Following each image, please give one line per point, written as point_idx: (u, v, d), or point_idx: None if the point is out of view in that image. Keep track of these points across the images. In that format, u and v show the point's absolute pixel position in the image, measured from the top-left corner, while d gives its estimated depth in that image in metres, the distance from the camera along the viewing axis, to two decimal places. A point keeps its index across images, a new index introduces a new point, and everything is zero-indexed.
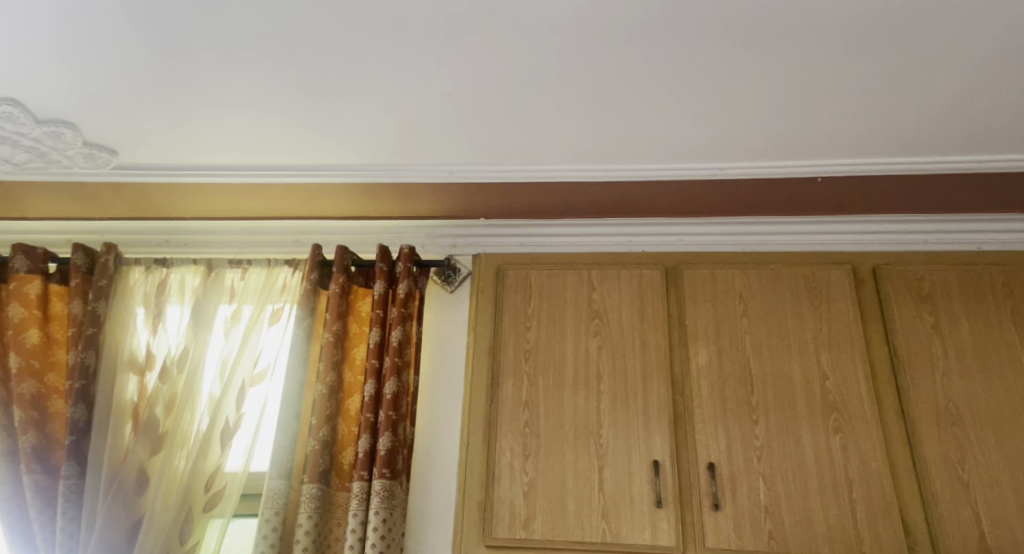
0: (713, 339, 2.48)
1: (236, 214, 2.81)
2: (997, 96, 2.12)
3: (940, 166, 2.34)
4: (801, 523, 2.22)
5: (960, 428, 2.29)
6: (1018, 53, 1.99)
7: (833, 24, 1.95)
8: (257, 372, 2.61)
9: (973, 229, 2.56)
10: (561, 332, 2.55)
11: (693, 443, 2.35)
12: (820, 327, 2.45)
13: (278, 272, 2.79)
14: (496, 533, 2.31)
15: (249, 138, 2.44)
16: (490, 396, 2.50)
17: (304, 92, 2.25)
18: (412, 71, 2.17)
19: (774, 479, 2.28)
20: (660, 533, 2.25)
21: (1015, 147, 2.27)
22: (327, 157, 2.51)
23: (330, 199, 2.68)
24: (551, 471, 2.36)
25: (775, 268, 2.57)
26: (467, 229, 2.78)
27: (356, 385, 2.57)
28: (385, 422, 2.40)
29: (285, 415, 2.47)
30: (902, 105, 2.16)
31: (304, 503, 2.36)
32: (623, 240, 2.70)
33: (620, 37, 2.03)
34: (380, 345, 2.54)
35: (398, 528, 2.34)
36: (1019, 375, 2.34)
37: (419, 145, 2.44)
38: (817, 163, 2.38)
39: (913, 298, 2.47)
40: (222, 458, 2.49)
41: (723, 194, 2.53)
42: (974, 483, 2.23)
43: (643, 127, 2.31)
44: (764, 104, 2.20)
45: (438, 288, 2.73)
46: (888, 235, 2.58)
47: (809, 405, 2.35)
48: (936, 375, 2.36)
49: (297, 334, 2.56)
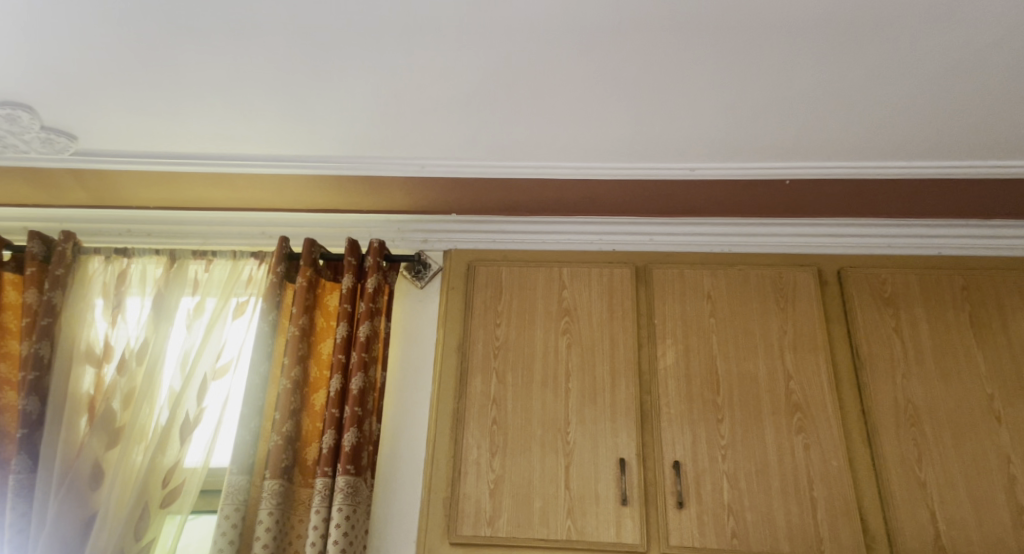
0: (680, 339, 2.50)
1: (202, 204, 2.75)
2: (963, 102, 2.16)
3: (905, 171, 2.38)
4: (763, 522, 2.25)
5: (919, 428, 2.34)
6: (980, 62, 2.04)
7: (806, 26, 1.97)
8: (220, 366, 2.57)
9: (936, 234, 2.61)
10: (530, 329, 2.55)
11: (659, 442, 2.36)
12: (785, 328, 2.49)
13: (243, 265, 2.74)
14: (462, 531, 2.30)
15: (215, 126, 2.39)
16: (458, 392, 2.49)
17: (272, 80, 2.22)
18: (383, 62, 2.15)
19: (737, 477, 2.30)
20: (625, 530, 2.27)
21: (976, 154, 2.33)
22: (297, 148, 2.47)
23: (299, 191, 2.65)
24: (518, 468, 2.36)
25: (743, 268, 2.60)
26: (438, 225, 2.76)
27: (321, 380, 2.54)
28: (350, 418, 2.38)
29: (247, 410, 2.43)
30: (871, 109, 2.20)
31: (265, 499, 2.33)
32: (594, 238, 2.71)
33: (594, 34, 2.03)
34: (348, 339, 2.52)
35: (361, 525, 2.32)
36: (976, 379, 2.39)
37: (391, 138, 2.41)
38: (787, 166, 2.41)
39: (876, 300, 2.52)
40: (181, 453, 2.44)
41: (695, 195, 2.56)
42: (931, 484, 2.28)
43: (614, 126, 2.32)
44: (737, 105, 2.22)
45: (408, 284, 2.72)
46: (853, 238, 2.63)
47: (773, 405, 2.38)
48: (897, 377, 2.41)
49: (262, 328, 2.52)
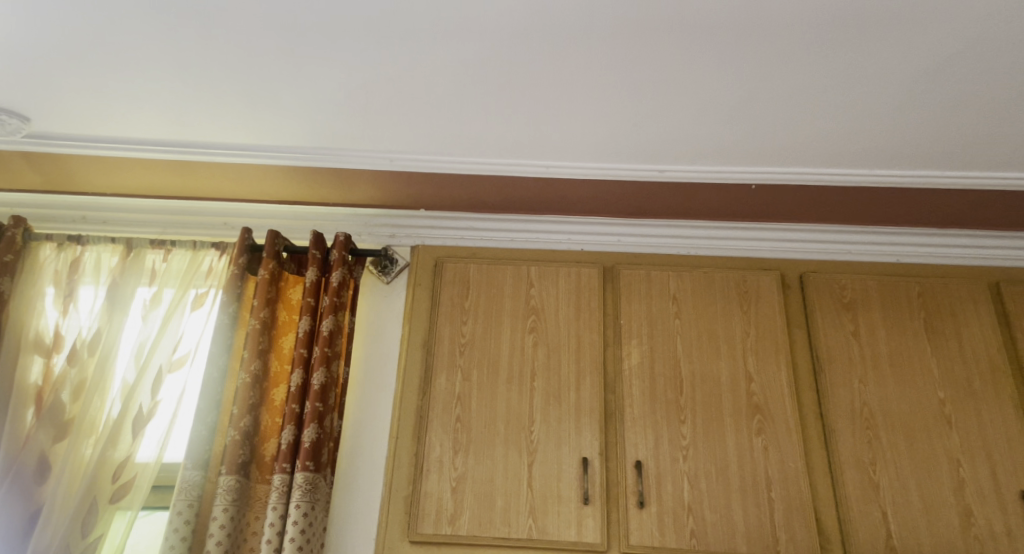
0: (645, 339, 2.52)
1: (161, 192, 2.68)
2: (925, 113, 2.21)
3: (867, 179, 2.44)
4: (721, 522, 2.27)
5: (874, 432, 2.39)
6: (940, 74, 2.09)
7: (774, 32, 2.00)
8: (177, 358, 2.50)
9: (896, 242, 2.67)
10: (496, 327, 2.54)
11: (622, 441, 2.38)
12: (748, 331, 2.52)
13: (203, 256, 2.68)
14: (421, 529, 2.28)
15: (177, 113, 2.34)
16: (422, 390, 2.47)
17: (237, 67, 2.17)
18: (352, 53, 2.12)
19: (697, 478, 2.33)
20: (586, 530, 2.27)
21: (935, 164, 2.39)
22: (263, 137, 2.42)
23: (264, 182, 2.60)
24: (480, 466, 2.35)
25: (708, 271, 2.63)
26: (406, 220, 2.74)
27: (282, 375, 2.50)
28: (311, 414, 2.34)
29: (203, 404, 2.38)
30: (837, 116, 2.24)
31: (220, 495, 2.28)
32: (563, 238, 2.71)
33: (565, 32, 2.03)
34: (310, 334, 2.48)
35: (319, 522, 2.28)
36: (929, 384, 2.45)
37: (359, 130, 2.38)
38: (754, 170, 2.44)
39: (836, 305, 2.57)
40: (133, 447, 2.37)
41: (663, 196, 2.58)
42: (884, 486, 2.32)
43: (584, 125, 2.33)
44: (706, 108, 2.24)
45: (374, 279, 2.69)
46: (816, 244, 2.68)
47: (734, 406, 2.41)
48: (854, 381, 2.45)
49: (222, 321, 2.46)
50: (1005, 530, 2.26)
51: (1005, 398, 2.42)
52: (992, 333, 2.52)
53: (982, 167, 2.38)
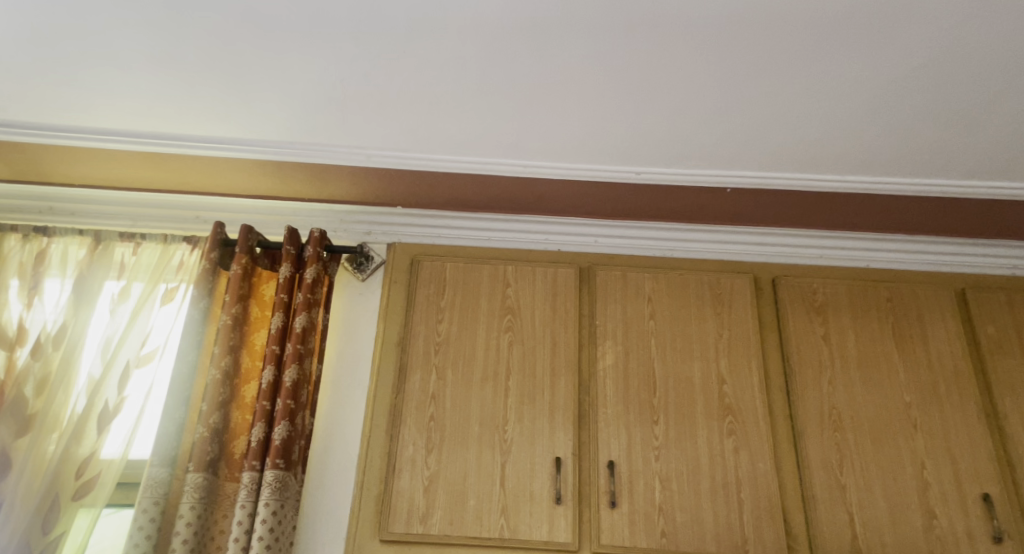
0: (620, 340, 2.53)
1: (131, 185, 2.63)
2: (896, 121, 2.25)
3: (840, 185, 2.48)
4: (691, 522, 2.29)
5: (842, 434, 2.42)
6: (911, 82, 2.13)
7: (751, 38, 2.03)
8: (145, 353, 2.47)
9: (867, 248, 2.71)
10: (472, 326, 2.54)
11: (595, 441, 2.39)
12: (721, 334, 2.54)
13: (174, 250, 2.64)
14: (392, 528, 2.27)
15: (150, 104, 2.30)
16: (396, 388, 2.46)
17: (213, 59, 2.14)
18: (330, 47, 2.10)
19: (669, 478, 2.34)
20: (557, 529, 2.27)
21: (905, 171, 2.43)
22: (238, 131, 2.39)
23: (238, 176, 2.56)
24: (453, 465, 2.35)
25: (683, 273, 2.65)
26: (383, 217, 2.72)
27: (253, 371, 2.47)
28: (282, 411, 2.32)
29: (172, 400, 2.34)
30: (811, 122, 2.27)
31: (187, 493, 2.25)
32: (540, 238, 2.72)
33: (545, 32, 2.04)
34: (283, 330, 2.46)
35: (288, 521, 2.26)
36: (896, 387, 2.49)
37: (336, 126, 2.37)
38: (729, 174, 2.47)
39: (807, 308, 2.60)
40: (98, 443, 2.33)
41: (640, 198, 2.59)
42: (851, 488, 2.35)
43: (562, 126, 2.34)
44: (683, 111, 2.26)
45: (349, 276, 2.67)
46: (789, 249, 2.71)
47: (706, 407, 2.44)
48: (824, 384, 2.49)
49: (193, 316, 2.43)
50: (967, 532, 2.29)
51: (969, 402, 2.47)
52: (956, 339, 2.56)
53: (950, 175, 2.43)
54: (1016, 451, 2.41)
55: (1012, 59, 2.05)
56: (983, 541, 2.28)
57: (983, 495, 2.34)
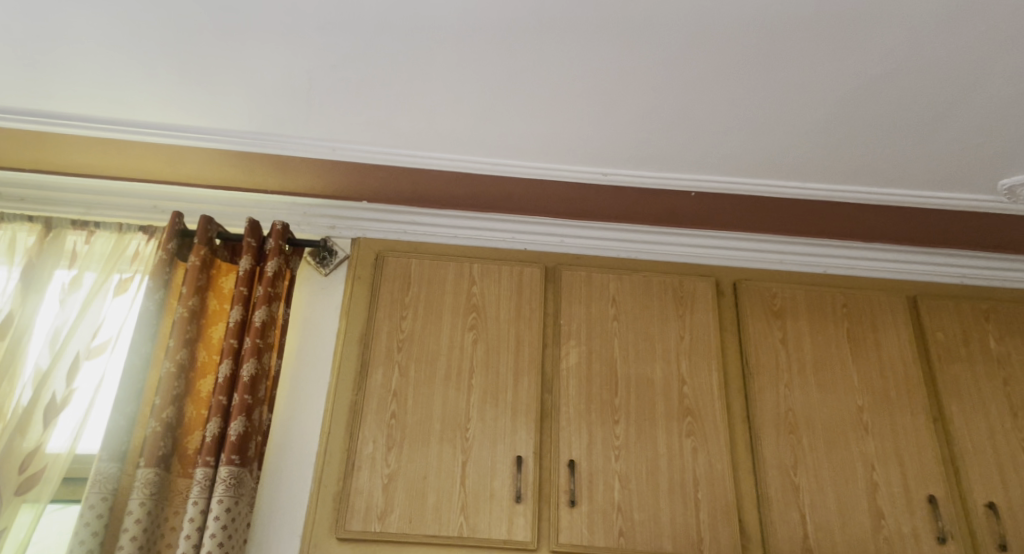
0: (584, 340, 2.54)
1: (86, 172, 2.56)
2: (856, 130, 2.30)
3: (801, 191, 2.52)
4: (648, 521, 2.31)
5: (797, 436, 2.47)
6: (872, 93, 2.18)
7: (718, 44, 2.05)
8: (96, 345, 2.40)
9: (827, 254, 2.77)
10: (436, 323, 2.53)
11: (556, 440, 2.39)
12: (683, 335, 2.58)
13: (128, 240, 2.57)
14: (350, 526, 2.24)
15: (108, 87, 2.23)
16: (358, 384, 2.44)
17: (175, 43, 2.09)
18: (296, 37, 2.07)
19: (628, 478, 2.36)
20: (516, 528, 2.27)
21: (864, 180, 2.49)
22: (199, 119, 2.34)
23: (199, 166, 2.51)
24: (413, 464, 2.33)
25: (646, 275, 2.68)
26: (347, 212, 2.68)
27: (210, 365, 2.42)
28: (239, 406, 2.28)
29: (123, 393, 2.28)
30: (774, 129, 2.31)
31: (137, 489, 2.19)
32: (506, 237, 2.72)
33: (514, 30, 2.03)
34: (241, 324, 2.41)
35: (243, 518, 2.22)
36: (850, 391, 2.54)
37: (302, 117, 2.33)
38: (694, 177, 2.50)
39: (767, 312, 2.64)
40: (44, 437, 2.25)
41: (606, 199, 2.60)
42: (804, 489, 2.39)
43: (531, 125, 2.33)
44: (650, 114, 2.28)
45: (312, 270, 2.64)
46: (751, 253, 2.76)
47: (666, 408, 2.46)
48: (780, 387, 2.53)
49: (148, 308, 2.37)
50: (912, 532, 2.36)
51: (919, 406, 2.54)
52: (907, 344, 2.63)
53: (907, 185, 2.50)
54: (961, 454, 2.48)
55: (969, 72, 2.11)
56: (927, 541, 2.35)
57: (928, 496, 2.40)
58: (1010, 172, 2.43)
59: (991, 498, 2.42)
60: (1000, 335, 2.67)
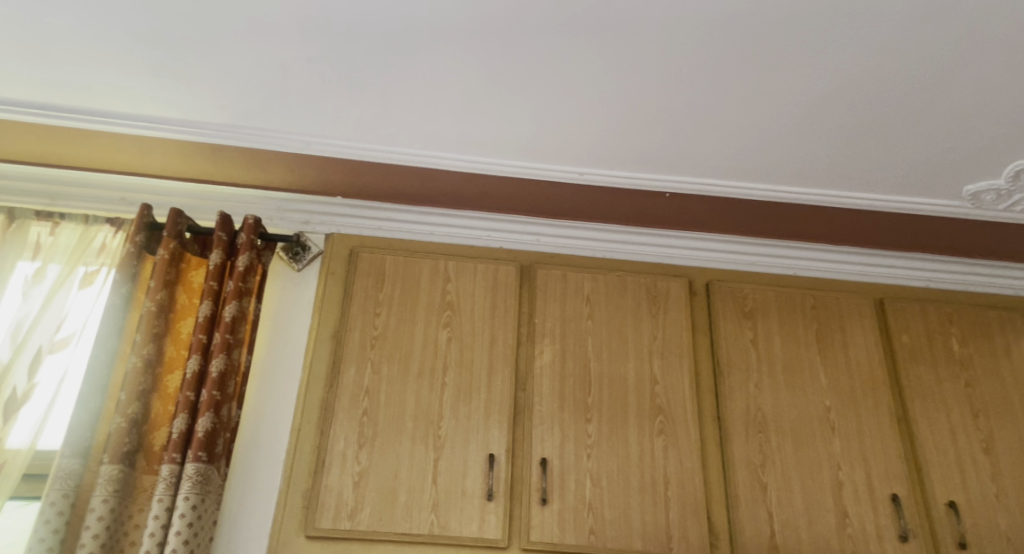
0: (558, 339, 2.55)
1: (50, 161, 2.50)
2: (828, 134, 2.34)
3: (773, 194, 2.56)
4: (619, 519, 2.32)
5: (765, 435, 2.50)
6: (843, 98, 2.21)
7: (693, 47, 2.06)
8: (60, 339, 2.35)
9: (798, 256, 2.80)
10: (410, 320, 2.51)
11: (529, 438, 2.40)
12: (655, 335, 2.60)
13: (95, 231, 2.52)
14: (319, 524, 2.22)
15: (75, 75, 2.19)
16: (329, 381, 2.42)
17: (146, 32, 2.05)
18: (270, 29, 2.04)
19: (600, 476, 2.37)
20: (487, 526, 2.27)
21: (834, 184, 2.53)
22: (169, 110, 2.30)
23: (169, 158, 2.46)
24: (385, 461, 2.32)
25: (621, 275, 2.69)
26: (321, 207, 2.66)
27: (178, 360, 2.38)
28: (207, 402, 2.25)
29: (87, 389, 2.23)
30: (747, 132, 2.33)
31: (100, 485, 2.15)
32: (481, 235, 2.71)
33: (491, 27, 2.03)
34: (211, 319, 2.38)
35: (209, 516, 2.19)
36: (817, 391, 2.58)
37: (275, 111, 2.30)
38: (668, 178, 2.52)
39: (738, 313, 2.67)
40: (3, 432, 2.20)
41: (582, 199, 2.61)
42: (771, 487, 2.42)
43: (507, 122, 2.33)
44: (626, 114, 2.29)
45: (284, 265, 2.62)
46: (723, 254, 2.78)
47: (639, 407, 2.48)
48: (750, 386, 2.56)
49: (114, 301, 2.33)
50: (875, 530, 2.40)
51: (884, 407, 2.58)
52: (874, 345, 2.68)
53: (876, 189, 2.54)
54: (923, 454, 2.53)
55: (936, 81, 2.15)
56: (890, 539, 2.39)
57: (892, 495, 2.45)
58: (974, 179, 2.48)
59: (951, 498, 2.47)
60: (963, 338, 2.73)
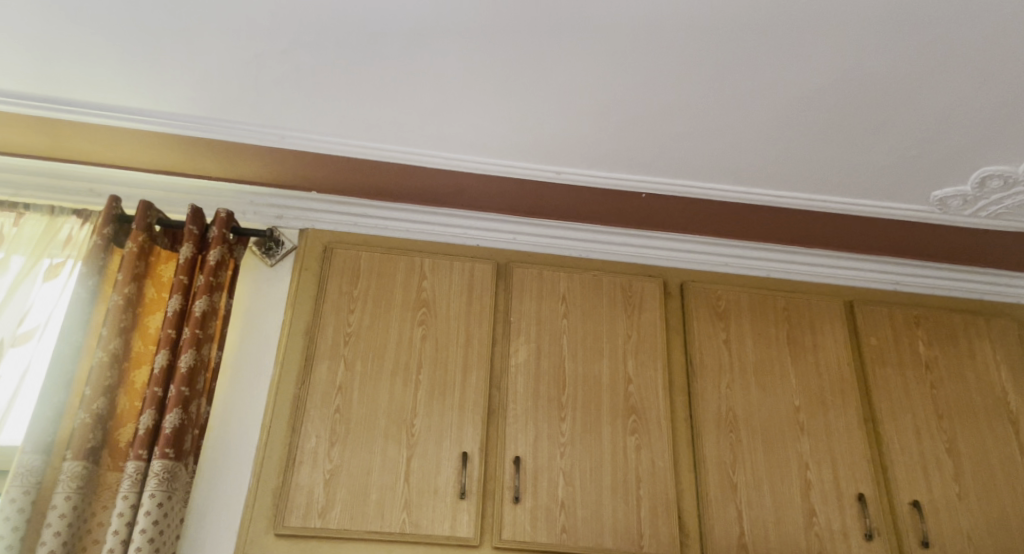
0: (533, 337, 2.55)
1: (15, 150, 2.43)
2: (802, 138, 2.36)
3: (747, 196, 2.58)
4: (591, 517, 2.33)
5: (736, 434, 2.52)
6: (817, 103, 2.24)
7: (672, 49, 2.07)
8: (23, 332, 2.29)
9: (772, 258, 2.83)
10: (385, 317, 2.49)
11: (502, 437, 2.39)
12: (630, 334, 2.61)
13: (61, 223, 2.48)
14: (289, 522, 2.20)
15: (43, 61, 2.14)
16: (301, 378, 2.39)
17: (116, 19, 2.01)
18: (245, 19, 2.01)
19: (572, 474, 2.37)
20: (459, 524, 2.26)
21: (807, 187, 2.55)
22: (140, 100, 2.25)
23: (139, 149, 2.41)
24: (357, 458, 2.30)
25: (597, 274, 2.70)
26: (296, 202, 2.63)
27: (146, 355, 2.33)
28: (175, 398, 2.21)
29: (51, 383, 2.18)
30: (724, 134, 2.35)
31: (63, 482, 2.10)
32: (458, 232, 2.70)
33: (470, 24, 2.02)
34: (180, 314, 2.34)
35: (175, 514, 2.15)
36: (787, 391, 2.61)
37: (250, 103, 2.26)
38: (645, 179, 2.53)
39: (711, 313, 2.69)
40: None
41: (559, 198, 2.61)
42: (741, 486, 2.45)
43: (484, 120, 2.32)
44: (604, 115, 2.29)
45: (257, 260, 2.59)
46: (698, 256, 2.80)
47: (612, 407, 2.49)
48: (722, 386, 2.58)
49: (80, 294, 2.28)
50: (841, 529, 2.43)
51: (852, 408, 2.62)
52: (843, 347, 2.72)
53: (848, 193, 2.58)
54: (889, 454, 2.57)
55: (909, 87, 2.18)
56: (856, 538, 2.42)
57: (858, 494, 2.49)
58: (942, 185, 2.52)
59: (915, 497, 2.51)
60: (930, 341, 2.78)
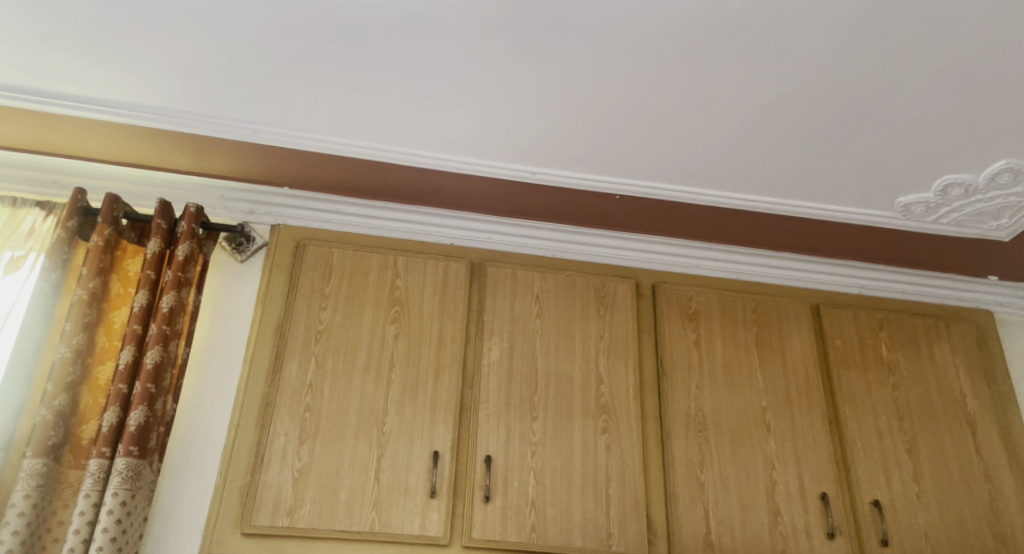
0: (506, 336, 2.55)
1: None
2: (774, 142, 2.39)
3: (720, 198, 2.61)
4: (560, 516, 2.34)
5: (705, 434, 2.55)
6: (789, 108, 2.27)
7: (648, 52, 2.08)
8: None
9: (742, 260, 2.87)
10: (357, 315, 2.48)
11: (473, 436, 2.39)
12: (602, 335, 2.62)
13: (24, 215, 2.42)
14: (255, 521, 2.17)
15: (7, 49, 2.08)
16: (271, 374, 2.36)
17: (84, 9, 1.97)
18: (217, 12, 1.97)
19: (543, 474, 2.38)
20: (429, 523, 2.25)
21: (778, 191, 2.59)
22: (108, 92, 2.20)
23: (107, 141, 2.37)
24: (326, 457, 2.28)
25: (570, 275, 2.71)
26: (267, 197, 2.60)
27: (111, 351, 2.28)
28: (140, 395, 2.17)
29: (11, 378, 2.13)
30: (698, 137, 2.37)
31: (22, 480, 2.05)
32: (432, 230, 2.69)
33: (447, 22, 2.01)
34: (147, 310, 2.30)
35: (139, 512, 2.11)
36: (755, 392, 2.65)
37: (222, 97, 2.23)
38: (620, 180, 2.54)
39: (682, 315, 2.72)
40: None
41: (533, 198, 2.62)
42: (708, 485, 2.48)
43: (461, 118, 2.31)
44: (580, 115, 2.30)
45: (227, 256, 2.56)
46: (670, 257, 2.83)
47: (584, 407, 2.50)
48: (691, 387, 2.61)
49: (43, 288, 2.23)
50: (805, 528, 2.47)
51: (817, 408, 2.67)
52: (810, 349, 2.76)
53: (817, 197, 2.62)
54: (852, 454, 2.62)
55: (878, 95, 2.22)
56: (818, 537, 2.47)
57: (821, 494, 2.53)
58: (906, 191, 2.58)
59: (876, 497, 2.56)
60: (893, 344, 2.84)
